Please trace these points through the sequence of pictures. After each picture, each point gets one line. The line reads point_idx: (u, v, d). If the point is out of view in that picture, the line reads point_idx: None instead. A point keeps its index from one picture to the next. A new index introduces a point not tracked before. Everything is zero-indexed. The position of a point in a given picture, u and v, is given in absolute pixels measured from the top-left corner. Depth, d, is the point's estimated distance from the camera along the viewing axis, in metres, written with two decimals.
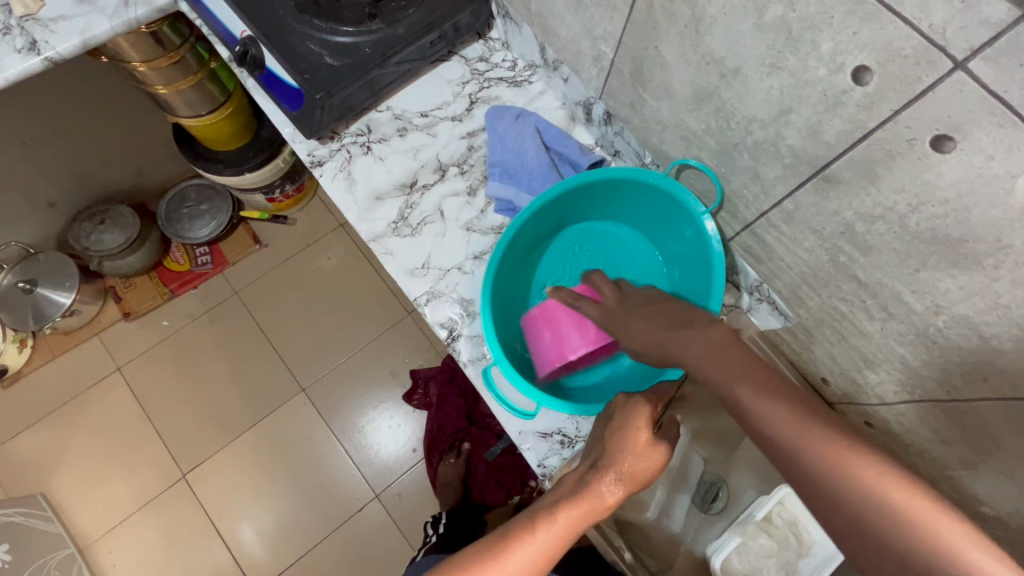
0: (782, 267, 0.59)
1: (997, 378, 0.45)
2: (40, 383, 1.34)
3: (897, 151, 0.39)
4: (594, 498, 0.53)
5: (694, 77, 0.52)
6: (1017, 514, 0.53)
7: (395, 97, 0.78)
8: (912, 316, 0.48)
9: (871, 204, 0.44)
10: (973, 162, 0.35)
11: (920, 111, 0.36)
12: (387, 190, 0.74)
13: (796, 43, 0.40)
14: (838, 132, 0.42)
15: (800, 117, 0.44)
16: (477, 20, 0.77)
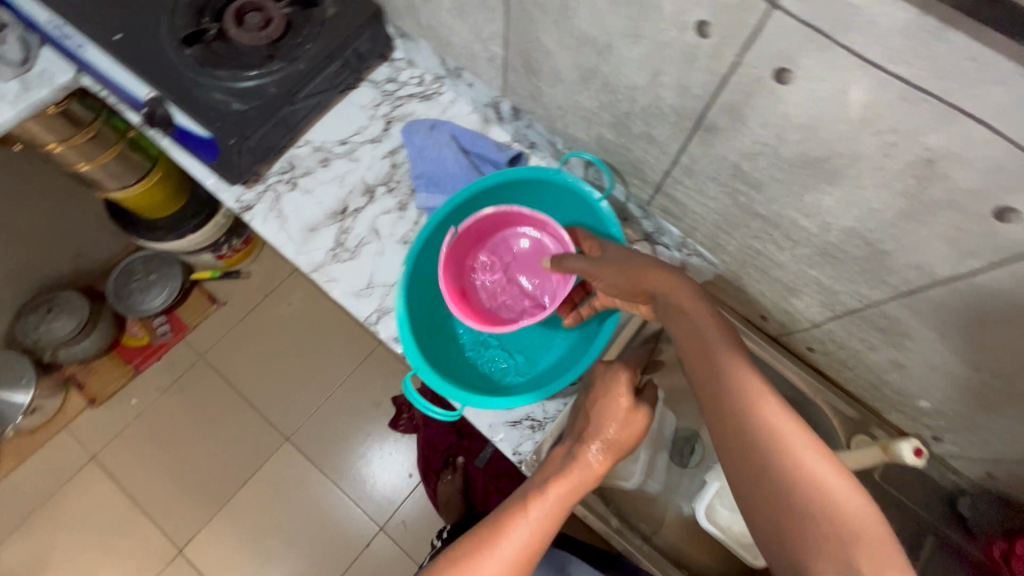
0: (697, 219, 0.63)
1: (893, 277, 0.49)
2: (12, 489, 1.29)
3: (753, 90, 0.43)
4: (582, 467, 0.56)
5: (576, 60, 0.56)
6: (948, 401, 0.57)
7: (311, 130, 0.80)
8: (811, 238, 0.52)
9: (748, 143, 0.48)
10: (811, 86, 0.39)
11: (759, 50, 0.40)
12: (320, 220, 0.76)
13: (646, 11, 0.44)
14: (703, 83, 0.46)
15: (669, 77, 0.48)
16: (377, 43, 0.79)
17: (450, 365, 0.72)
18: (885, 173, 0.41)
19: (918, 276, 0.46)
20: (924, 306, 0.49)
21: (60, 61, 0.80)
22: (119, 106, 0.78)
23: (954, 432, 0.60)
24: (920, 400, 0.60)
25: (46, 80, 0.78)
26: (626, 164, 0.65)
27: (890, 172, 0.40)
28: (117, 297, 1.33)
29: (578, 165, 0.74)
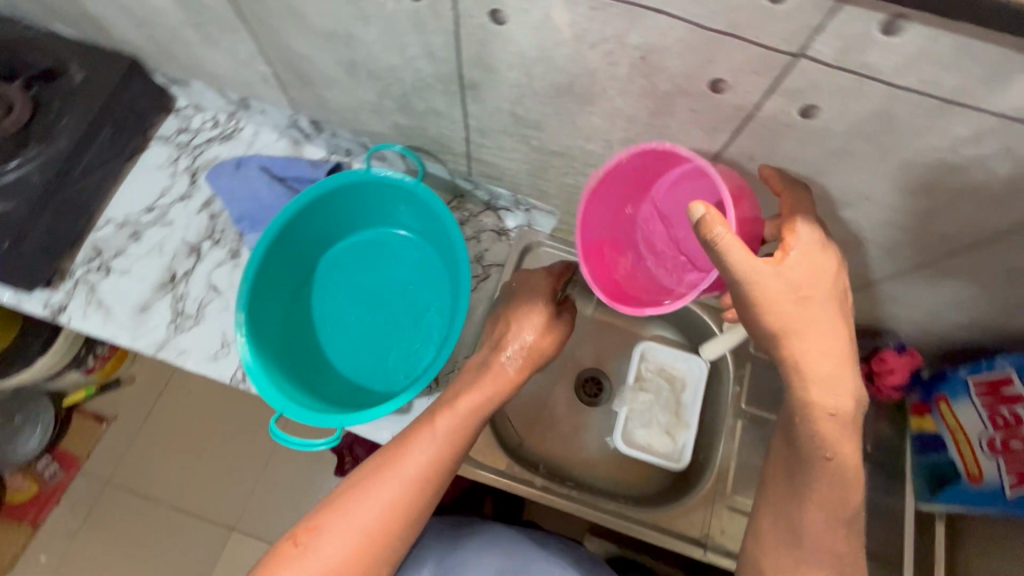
0: (504, 172, 0.99)
1: (616, 109, 0.75)
2: None
3: (484, 35, 0.68)
4: (501, 376, 0.86)
5: (339, 64, 0.82)
6: (796, 166, 0.76)
7: (113, 210, 1.05)
8: (585, 126, 0.81)
9: (509, 83, 0.75)
10: (522, 17, 0.64)
11: (458, 1, 0.64)
12: (147, 298, 1.00)
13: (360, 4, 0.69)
14: (435, 32, 0.70)
15: (418, 46, 0.73)
16: (150, 92, 1.05)
17: (315, 387, 0.99)
18: (596, 37, 0.64)
19: (690, 113, 0.73)
20: (717, 113, 0.71)
21: None
22: None
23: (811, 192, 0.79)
24: (755, 162, 0.78)
25: None
26: (430, 137, 0.94)
27: (576, 18, 0.62)
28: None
29: (391, 154, 1.03)
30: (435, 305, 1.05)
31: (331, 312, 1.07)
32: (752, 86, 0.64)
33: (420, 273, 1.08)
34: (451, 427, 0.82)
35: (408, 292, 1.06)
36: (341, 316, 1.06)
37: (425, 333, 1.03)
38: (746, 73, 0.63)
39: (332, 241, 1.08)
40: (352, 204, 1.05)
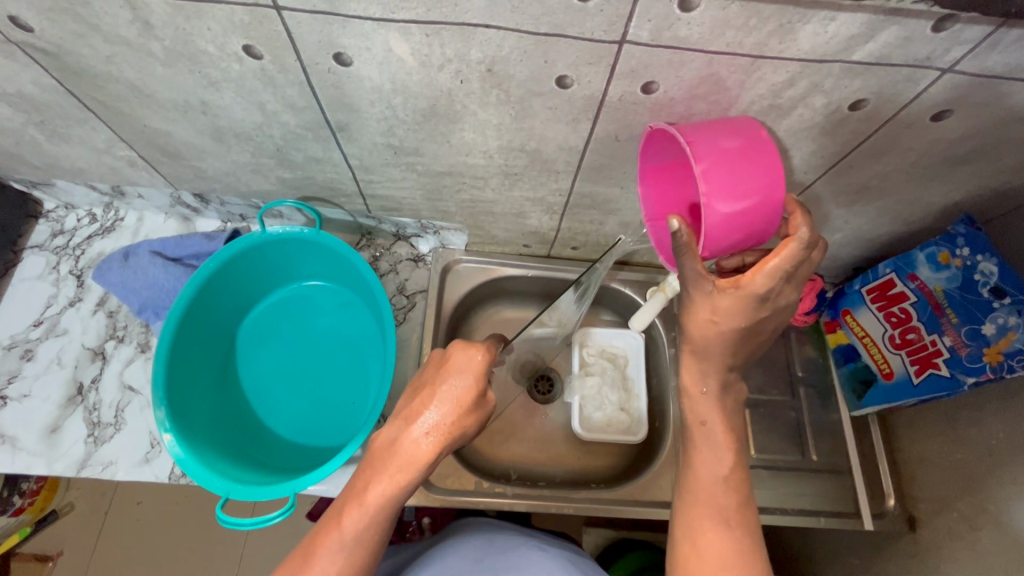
0: (510, 230, 0.87)
1: (805, 162, 0.64)
2: None
3: (540, 91, 0.54)
4: (407, 456, 0.54)
5: (274, 136, 0.65)
6: (975, 183, 0.65)
7: (3, 308, 0.85)
8: None
9: (508, 140, 0.63)
10: (582, 74, 0.51)
11: (499, 51, 0.49)
12: (58, 417, 0.79)
13: (321, 80, 0.54)
14: (439, 91, 0.55)
15: (432, 113, 0.58)
16: (17, 209, 0.85)
17: (262, 456, 0.77)
18: (831, 93, 0.52)
19: (846, 146, 0.60)
20: (844, 140, 0.59)
21: (39, 224, 0.89)
22: (61, 311, 0.85)
23: (969, 200, 0.69)
24: (936, 184, 0.66)
25: (31, 280, 0.86)
26: (429, 204, 0.80)
27: (823, 75, 0.50)
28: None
29: (414, 223, 0.88)
30: (366, 348, 0.83)
31: (264, 367, 0.82)
32: (858, 250, 0.84)
33: (355, 316, 0.85)
34: (431, 438, 0.54)
35: (341, 340, 0.84)
36: (280, 378, 0.82)
37: (357, 391, 0.81)
38: (864, 241, 0.81)
39: (254, 297, 0.85)
40: (277, 264, 0.83)
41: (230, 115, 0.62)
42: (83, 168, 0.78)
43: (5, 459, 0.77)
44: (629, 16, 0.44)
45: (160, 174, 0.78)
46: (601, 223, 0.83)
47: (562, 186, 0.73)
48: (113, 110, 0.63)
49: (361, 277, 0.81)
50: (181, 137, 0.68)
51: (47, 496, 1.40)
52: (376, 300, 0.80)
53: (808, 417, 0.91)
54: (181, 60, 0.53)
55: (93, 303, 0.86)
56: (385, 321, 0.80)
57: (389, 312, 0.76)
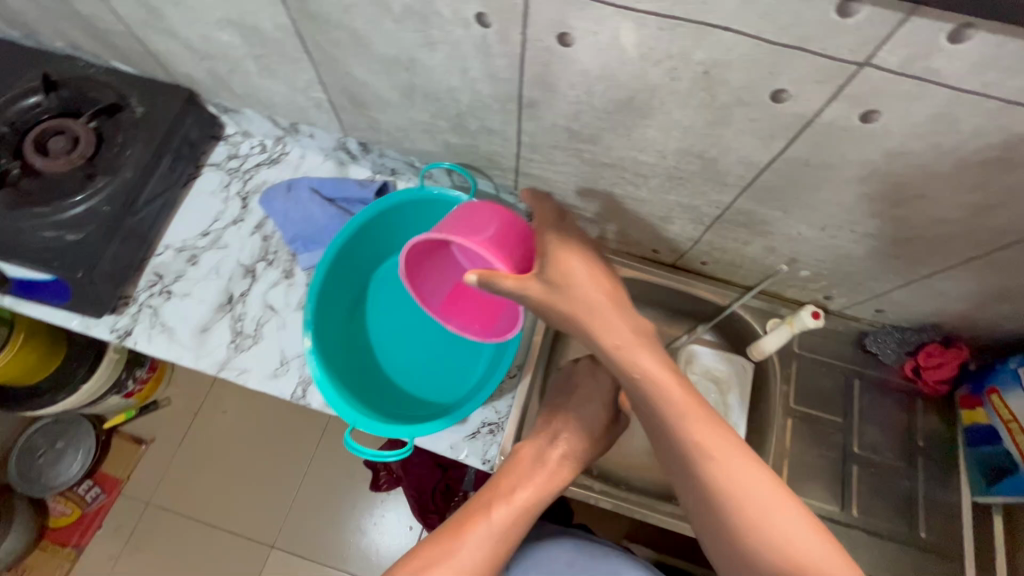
0: (645, 232, 0.87)
1: (1010, 222, 0.59)
2: (88, 555, 1.55)
3: (749, 101, 0.53)
4: (551, 471, 0.72)
5: (460, 101, 0.69)
6: None
7: (178, 215, 0.94)
8: (821, 205, 0.66)
9: (689, 144, 0.63)
10: (802, 92, 0.50)
11: (727, 55, 0.49)
12: (209, 320, 0.88)
13: (533, 57, 0.56)
14: (644, 85, 0.55)
15: (626, 106, 0.59)
16: (206, 128, 0.95)
17: (381, 394, 0.81)
18: None
19: None
20: None
21: (218, 145, 0.99)
22: (224, 226, 0.94)
23: None
24: None
25: (203, 193, 0.96)
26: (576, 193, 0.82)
27: None
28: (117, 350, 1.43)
29: None
30: None
31: (393, 315, 0.88)
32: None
33: None
34: (564, 454, 0.73)
35: None
36: (406, 328, 0.87)
37: (475, 356, 0.85)
38: None
39: (394, 247, 0.90)
40: (423, 222, 0.88)
41: (430, 76, 0.65)
42: (274, 103, 0.85)
43: (163, 345, 0.86)
44: (885, 39, 0.43)
45: (338, 119, 0.84)
46: (745, 243, 0.81)
47: (723, 199, 0.72)
48: (327, 54, 0.69)
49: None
50: (374, 88, 0.72)
51: (153, 386, 1.63)
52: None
53: (922, 490, 0.85)
54: (412, 17, 0.56)
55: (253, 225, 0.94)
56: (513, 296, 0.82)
57: None
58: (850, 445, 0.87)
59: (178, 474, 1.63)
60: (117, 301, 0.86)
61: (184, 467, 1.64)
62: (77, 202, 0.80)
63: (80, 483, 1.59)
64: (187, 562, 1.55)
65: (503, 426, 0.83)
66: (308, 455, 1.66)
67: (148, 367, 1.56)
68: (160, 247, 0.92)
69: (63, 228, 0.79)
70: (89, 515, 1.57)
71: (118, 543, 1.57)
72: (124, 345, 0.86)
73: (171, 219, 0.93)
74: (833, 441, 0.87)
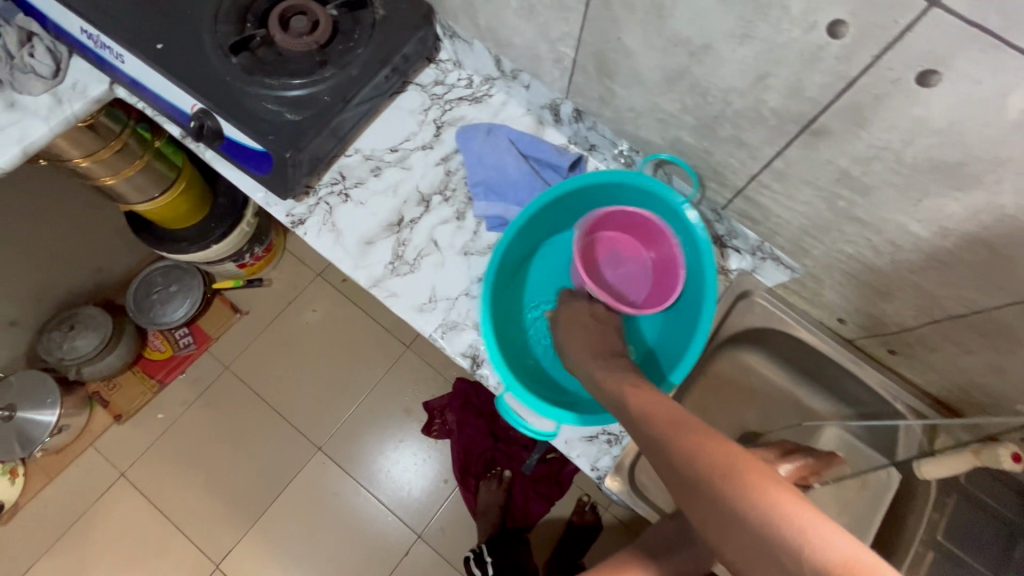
0: (843, 298, 0.79)
1: None
2: (166, 394, 1.68)
3: None
4: None
5: (727, 103, 0.62)
6: None
7: (375, 124, 0.94)
8: None
9: (987, 234, 0.54)
10: None
11: None
12: (375, 235, 0.88)
13: (864, 83, 0.49)
14: (990, 152, 0.47)
15: (942, 169, 0.51)
16: (425, 48, 0.93)
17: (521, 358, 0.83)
18: None
19: None
20: None
21: (428, 68, 0.97)
22: (414, 149, 0.93)
23: None
24: None
25: (402, 110, 0.95)
26: (792, 235, 0.75)
27: None
28: (250, 224, 1.49)
29: (750, 240, 0.82)
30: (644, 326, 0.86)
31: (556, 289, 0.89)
32: None
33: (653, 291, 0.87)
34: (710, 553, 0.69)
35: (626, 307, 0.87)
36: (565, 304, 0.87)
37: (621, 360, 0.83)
38: None
39: (576, 220, 0.89)
40: (617, 206, 0.86)
41: (713, 67, 0.59)
42: (510, 44, 0.83)
43: (328, 245, 0.88)
44: None
45: (568, 80, 0.80)
46: (964, 351, 0.71)
47: (978, 302, 0.62)
48: (609, 13, 0.64)
49: (691, 262, 0.81)
50: (637, 62, 0.67)
51: (263, 265, 1.71)
52: (692, 288, 0.81)
53: None
54: (747, 3, 0.50)
55: (439, 156, 0.93)
56: (692, 312, 0.80)
57: (709, 316, 0.74)
58: None
59: (258, 352, 1.73)
60: (301, 188, 0.88)
61: (268, 348, 1.73)
62: (302, 85, 0.81)
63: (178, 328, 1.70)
64: (245, 433, 1.65)
65: (623, 441, 0.79)
66: (377, 379, 1.70)
67: (266, 246, 1.63)
68: (350, 149, 0.93)
69: (283, 106, 0.80)
70: (177, 359, 1.69)
71: (194, 393, 1.68)
72: (294, 232, 0.88)
73: (368, 126, 0.94)
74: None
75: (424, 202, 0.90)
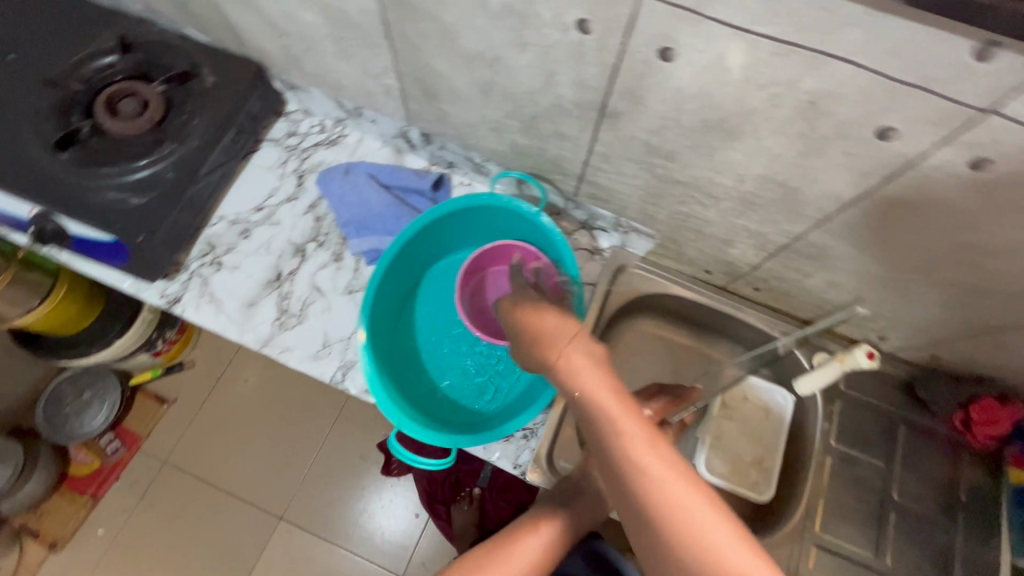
0: (700, 252, 0.86)
1: None
2: (102, 507, 1.57)
3: (849, 136, 0.51)
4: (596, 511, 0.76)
5: (536, 103, 0.68)
6: None
7: (235, 187, 0.94)
8: (899, 247, 0.64)
9: (771, 173, 0.61)
10: (913, 134, 0.48)
11: (840, 89, 0.47)
12: (257, 296, 0.88)
13: (625, 67, 0.55)
14: (740, 105, 0.53)
15: (713, 126, 0.57)
16: (268, 104, 0.94)
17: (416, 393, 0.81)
18: None
19: None
20: None
21: (278, 122, 0.98)
22: (279, 203, 0.94)
23: None
24: None
25: (260, 168, 0.96)
26: (637, 206, 0.81)
27: None
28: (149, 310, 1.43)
29: (608, 217, 0.88)
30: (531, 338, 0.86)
31: (440, 319, 0.88)
32: None
33: None
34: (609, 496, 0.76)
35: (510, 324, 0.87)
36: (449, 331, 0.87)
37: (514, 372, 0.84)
38: None
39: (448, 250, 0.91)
40: (483, 227, 0.88)
41: (510, 74, 0.64)
42: (342, 86, 0.85)
43: (210, 316, 0.87)
44: (1019, 89, 0.41)
45: (405, 108, 0.84)
46: (805, 274, 0.78)
47: (793, 230, 0.70)
48: (410, 43, 0.68)
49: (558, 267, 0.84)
50: (451, 82, 0.72)
51: (180, 348, 1.65)
52: None
53: (959, 545, 0.82)
54: (510, 17, 0.55)
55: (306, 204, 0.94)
56: None
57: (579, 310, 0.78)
58: (889, 492, 0.85)
59: (194, 437, 1.65)
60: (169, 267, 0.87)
61: (203, 431, 1.66)
62: (142, 165, 0.81)
63: (103, 435, 1.61)
64: (196, 524, 1.57)
65: (537, 432, 0.82)
66: (324, 433, 1.67)
67: (177, 329, 1.58)
68: (214, 217, 0.92)
69: (125, 191, 0.79)
70: (107, 467, 1.60)
71: (133, 498, 1.59)
72: (172, 311, 0.87)
73: (228, 191, 0.94)
74: (871, 486, 0.85)
75: (300, 252, 0.91)
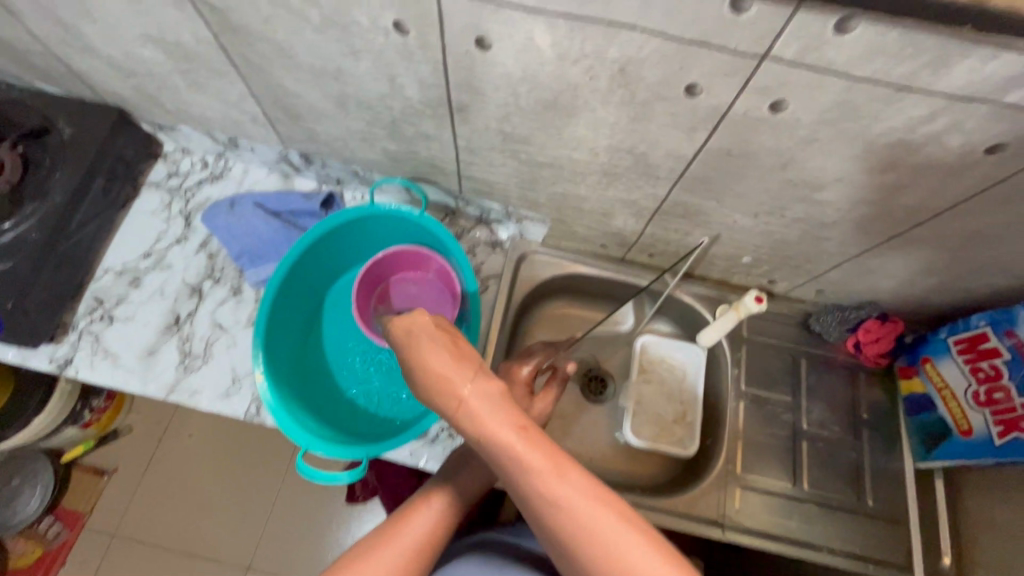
0: (590, 228, 0.89)
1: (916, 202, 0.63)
2: None
3: (665, 96, 0.55)
4: None
5: (390, 108, 0.69)
6: None
7: (118, 237, 0.91)
8: (749, 193, 0.68)
9: (617, 142, 0.64)
10: (715, 86, 0.52)
11: (639, 54, 0.50)
12: (155, 343, 0.86)
13: (452, 60, 0.57)
14: (565, 82, 0.56)
15: (550, 105, 0.60)
16: (140, 148, 0.92)
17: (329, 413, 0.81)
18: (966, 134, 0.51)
19: (965, 190, 0.59)
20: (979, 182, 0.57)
21: (157, 164, 0.96)
22: (168, 246, 0.92)
23: None
24: None
25: (143, 214, 0.93)
26: (519, 193, 0.83)
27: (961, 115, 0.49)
28: None
29: (498, 208, 0.90)
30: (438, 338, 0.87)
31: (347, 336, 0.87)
32: (948, 300, 0.81)
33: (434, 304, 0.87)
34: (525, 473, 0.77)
35: None
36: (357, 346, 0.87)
37: None
38: (958, 290, 0.78)
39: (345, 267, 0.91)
40: (375, 238, 0.89)
41: (356, 83, 0.65)
42: (208, 118, 0.84)
43: (107, 372, 0.84)
44: (780, 32, 0.45)
45: (276, 132, 0.84)
46: (684, 233, 0.83)
47: (658, 193, 0.73)
48: (255, 66, 0.68)
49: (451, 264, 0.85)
50: (307, 99, 0.72)
51: (112, 415, 1.56)
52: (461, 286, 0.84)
53: (868, 461, 0.87)
54: (333, 27, 0.57)
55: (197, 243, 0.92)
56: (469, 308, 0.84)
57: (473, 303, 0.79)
58: (800, 423, 0.90)
59: (141, 504, 1.58)
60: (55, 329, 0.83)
61: (150, 495, 1.59)
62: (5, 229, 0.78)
63: (41, 520, 1.52)
64: None
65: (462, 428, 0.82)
66: (279, 473, 1.62)
67: (104, 396, 1.48)
68: (100, 270, 0.89)
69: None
70: (50, 553, 1.50)
71: None
72: (65, 374, 0.83)
73: (111, 242, 0.91)
74: (783, 420, 0.90)
75: (196, 291, 0.89)
